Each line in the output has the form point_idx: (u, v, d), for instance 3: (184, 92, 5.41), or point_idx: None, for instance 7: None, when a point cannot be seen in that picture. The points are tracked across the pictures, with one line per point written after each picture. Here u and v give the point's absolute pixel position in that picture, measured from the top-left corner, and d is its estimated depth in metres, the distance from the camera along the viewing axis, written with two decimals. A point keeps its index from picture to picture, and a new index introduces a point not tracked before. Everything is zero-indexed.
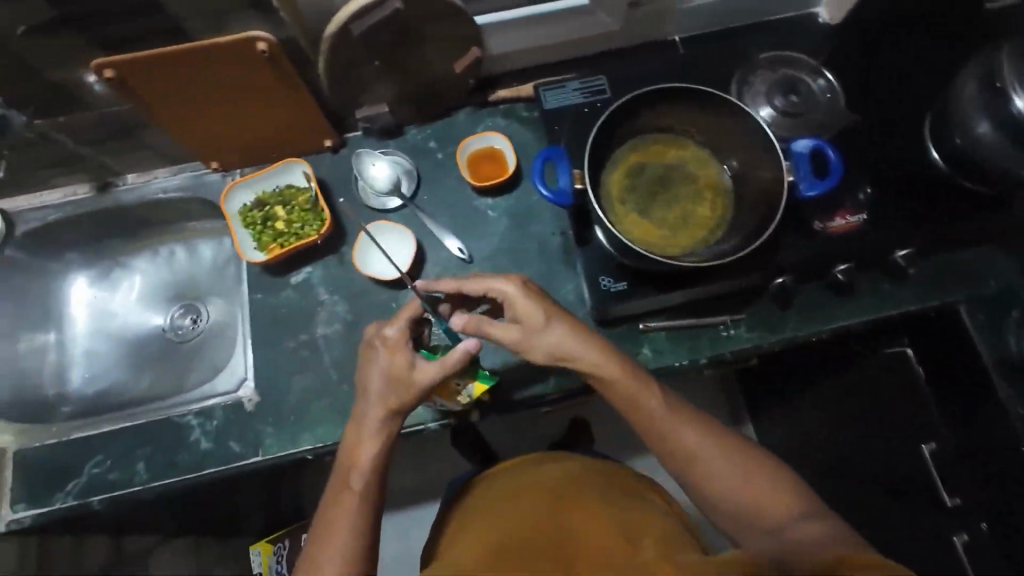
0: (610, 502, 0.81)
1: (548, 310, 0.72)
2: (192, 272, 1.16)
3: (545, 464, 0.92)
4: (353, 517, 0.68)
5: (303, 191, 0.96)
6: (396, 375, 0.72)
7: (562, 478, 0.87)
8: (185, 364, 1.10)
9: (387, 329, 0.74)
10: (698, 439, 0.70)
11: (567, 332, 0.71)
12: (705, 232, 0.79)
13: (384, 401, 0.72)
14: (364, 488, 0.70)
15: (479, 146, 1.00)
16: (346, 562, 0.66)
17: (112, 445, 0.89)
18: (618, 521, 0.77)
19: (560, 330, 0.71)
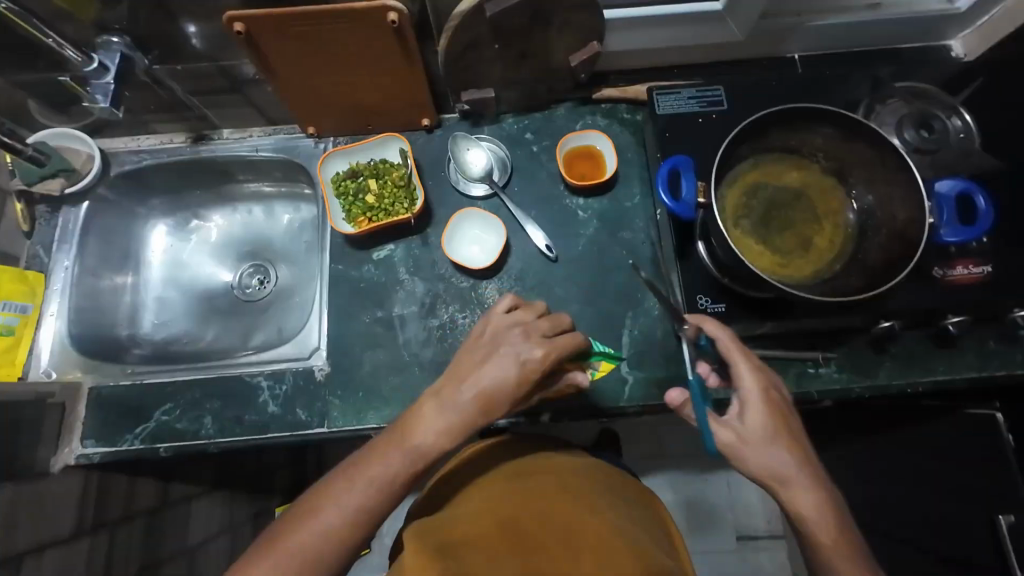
0: (616, 506, 0.80)
1: (783, 428, 0.62)
2: (267, 233, 1.16)
3: (558, 455, 0.91)
4: (378, 485, 0.58)
5: (398, 166, 0.94)
6: (519, 366, 0.60)
7: (572, 471, 0.86)
8: (251, 323, 1.11)
9: (533, 338, 0.62)
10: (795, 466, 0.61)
11: (790, 460, 0.62)
12: (822, 263, 0.75)
13: (482, 410, 0.59)
14: (411, 468, 0.59)
15: (577, 143, 0.97)
16: (350, 523, 0.57)
17: (182, 395, 0.89)
18: (622, 524, 0.75)
19: (785, 453, 0.62)
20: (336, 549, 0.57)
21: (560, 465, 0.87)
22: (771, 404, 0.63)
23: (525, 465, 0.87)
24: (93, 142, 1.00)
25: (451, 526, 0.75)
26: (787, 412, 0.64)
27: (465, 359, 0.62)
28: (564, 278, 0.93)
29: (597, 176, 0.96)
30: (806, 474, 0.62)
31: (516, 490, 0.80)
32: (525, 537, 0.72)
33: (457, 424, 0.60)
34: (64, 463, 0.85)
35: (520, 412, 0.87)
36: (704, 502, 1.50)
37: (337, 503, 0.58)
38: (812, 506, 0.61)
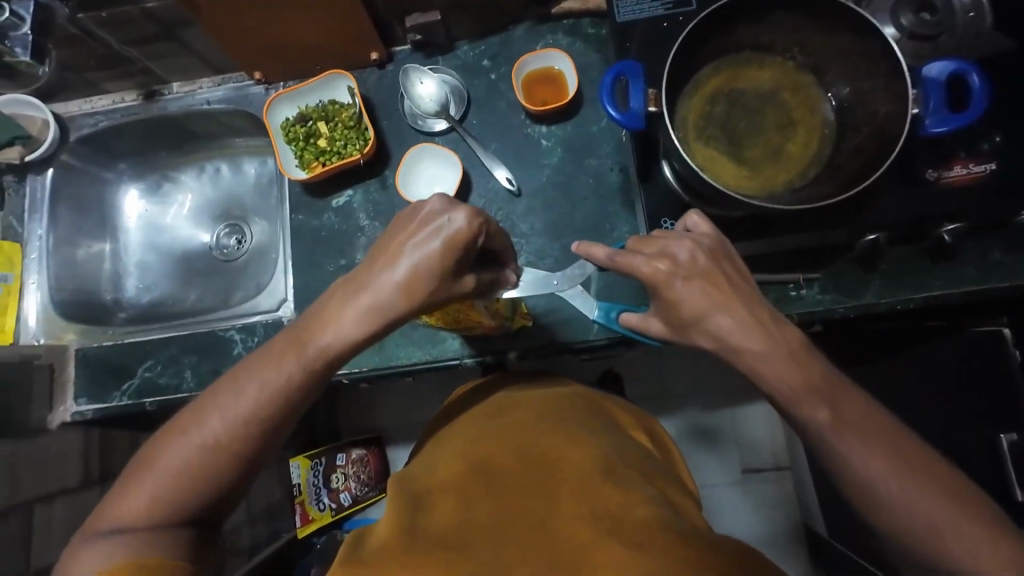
0: (589, 428, 0.77)
1: (728, 296, 0.56)
2: (237, 191, 1.15)
3: (533, 387, 0.90)
4: (263, 386, 0.56)
5: (346, 106, 0.89)
6: (454, 242, 0.52)
7: (545, 400, 0.84)
8: (231, 282, 1.12)
9: (456, 206, 0.53)
10: (733, 326, 0.56)
11: (750, 329, 0.56)
12: (794, 170, 0.68)
13: (404, 289, 0.54)
14: (301, 373, 0.56)
15: (536, 65, 0.90)
16: (226, 430, 0.55)
17: (161, 352, 0.92)
18: (596, 447, 0.72)
19: (742, 326, 0.56)
20: (215, 457, 0.55)
21: (529, 398, 0.86)
22: (691, 278, 0.57)
23: (494, 406, 0.85)
24: (46, 108, 0.98)
25: (428, 475, 0.72)
26: (719, 281, 0.57)
27: (392, 240, 0.55)
28: (528, 212, 0.89)
29: (559, 100, 0.90)
30: (790, 345, 0.56)
31: (484, 430, 0.78)
32: (498, 471, 0.68)
33: (367, 308, 0.55)
34: (61, 419, 0.90)
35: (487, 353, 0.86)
36: (705, 438, 1.50)
37: (209, 414, 0.56)
38: (794, 369, 0.55)
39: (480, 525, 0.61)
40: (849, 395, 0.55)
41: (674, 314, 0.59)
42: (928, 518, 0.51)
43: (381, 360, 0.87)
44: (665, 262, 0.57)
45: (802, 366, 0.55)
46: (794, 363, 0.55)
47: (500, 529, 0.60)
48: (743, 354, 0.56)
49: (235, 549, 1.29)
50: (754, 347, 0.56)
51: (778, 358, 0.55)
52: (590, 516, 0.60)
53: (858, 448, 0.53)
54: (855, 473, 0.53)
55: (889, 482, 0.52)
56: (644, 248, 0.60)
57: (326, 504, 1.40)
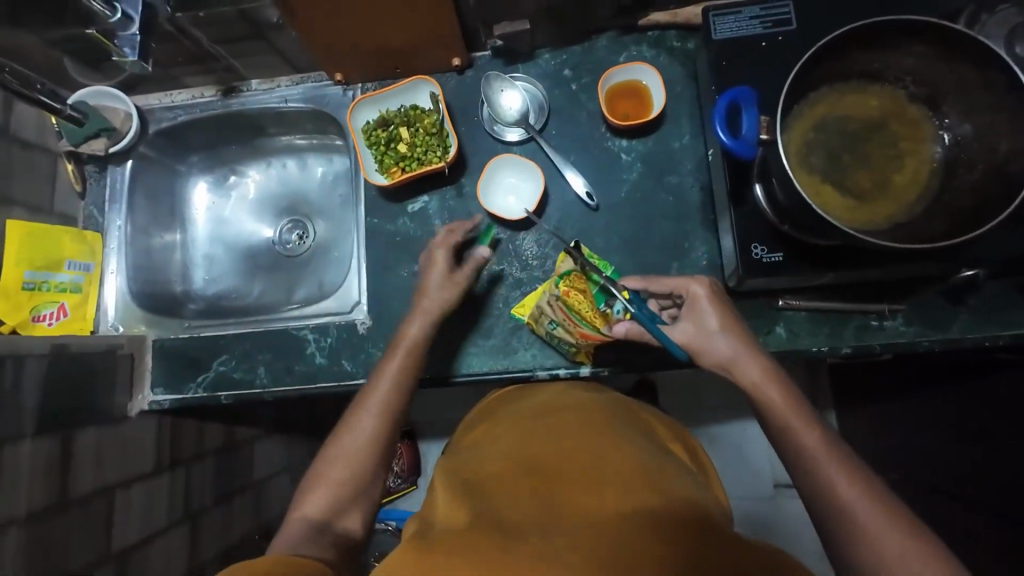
0: (632, 437, 0.73)
1: (734, 326, 0.66)
2: (303, 187, 1.16)
3: (582, 391, 0.84)
4: (393, 376, 0.75)
5: (429, 112, 0.89)
6: None
7: (597, 404, 0.79)
8: (295, 277, 1.13)
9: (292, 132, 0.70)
10: (732, 350, 0.65)
11: (755, 356, 0.64)
12: (898, 202, 0.66)
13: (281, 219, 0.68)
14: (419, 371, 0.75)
15: (621, 78, 0.89)
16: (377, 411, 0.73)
17: (237, 347, 0.94)
18: (645, 461, 0.67)
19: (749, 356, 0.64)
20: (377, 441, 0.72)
21: (575, 402, 0.79)
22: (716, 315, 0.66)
23: (536, 406, 0.80)
24: (129, 101, 1.00)
25: (476, 467, 0.70)
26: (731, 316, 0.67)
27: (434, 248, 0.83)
28: (607, 227, 0.88)
29: (642, 115, 0.89)
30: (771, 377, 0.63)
31: (533, 425, 0.74)
32: (550, 468, 0.65)
33: (428, 308, 0.78)
34: (140, 408, 0.93)
35: (560, 364, 0.87)
36: (743, 451, 1.49)
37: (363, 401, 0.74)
38: (773, 386, 0.63)
39: (536, 525, 0.58)
40: (816, 432, 0.59)
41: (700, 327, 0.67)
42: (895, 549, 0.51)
43: (452, 367, 0.88)
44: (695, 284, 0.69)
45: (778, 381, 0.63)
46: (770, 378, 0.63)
47: (552, 529, 0.57)
48: (748, 372, 0.64)
49: None
50: (757, 374, 0.64)
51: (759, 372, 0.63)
52: (645, 532, 0.57)
53: (833, 475, 0.56)
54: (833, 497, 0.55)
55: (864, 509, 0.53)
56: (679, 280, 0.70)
57: None
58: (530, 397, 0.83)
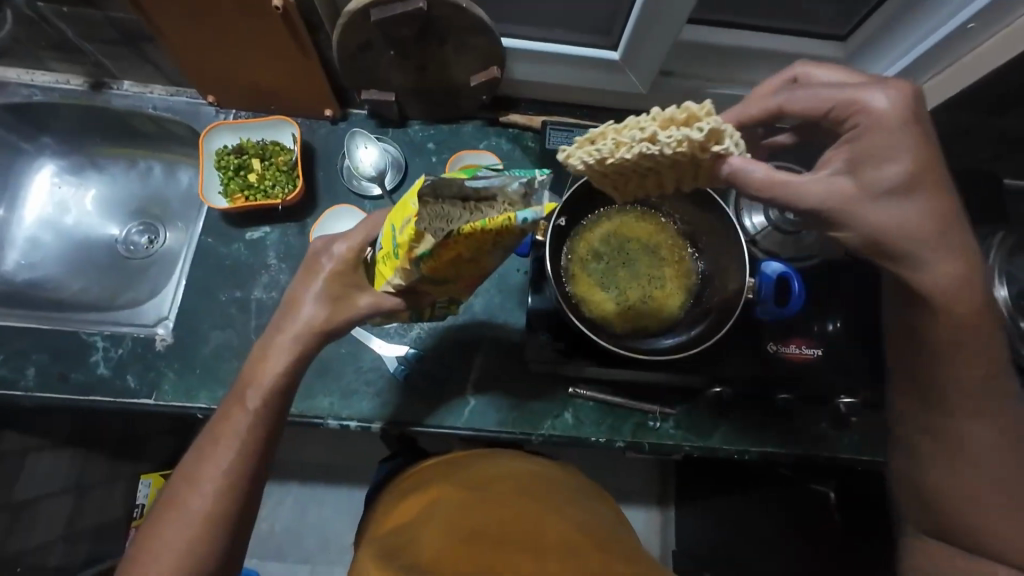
0: (570, 501, 0.77)
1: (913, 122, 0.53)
2: (165, 192, 1.14)
3: (515, 457, 0.84)
4: (240, 439, 0.63)
5: (284, 151, 0.93)
6: None
7: (527, 477, 0.79)
8: (126, 280, 1.08)
9: None
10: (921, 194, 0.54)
11: (911, 154, 0.53)
12: (685, 275, 0.80)
13: None
14: (258, 407, 0.64)
15: (472, 161, 0.98)
16: (233, 473, 0.62)
17: (11, 343, 0.86)
18: (574, 522, 0.72)
19: (920, 182, 0.53)
20: (230, 503, 0.61)
21: (505, 471, 0.80)
22: (893, 109, 0.53)
23: (470, 469, 0.80)
24: None
25: (405, 548, 0.69)
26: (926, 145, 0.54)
27: (314, 253, 0.69)
28: None
29: None
30: (924, 159, 0.52)
31: (456, 493, 0.76)
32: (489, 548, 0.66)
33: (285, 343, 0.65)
34: None
35: (352, 418, 0.85)
36: None
37: (204, 471, 0.62)
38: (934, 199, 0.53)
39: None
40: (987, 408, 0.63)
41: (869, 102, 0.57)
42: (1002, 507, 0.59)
43: None
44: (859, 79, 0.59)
45: (970, 269, 0.55)
46: (956, 253, 0.55)
47: None
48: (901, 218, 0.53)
49: (38, 568, 1.16)
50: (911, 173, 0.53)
51: (959, 255, 0.55)
52: None
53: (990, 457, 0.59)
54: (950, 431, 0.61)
55: (994, 462, 0.59)
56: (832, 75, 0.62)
57: None
58: (463, 457, 0.83)
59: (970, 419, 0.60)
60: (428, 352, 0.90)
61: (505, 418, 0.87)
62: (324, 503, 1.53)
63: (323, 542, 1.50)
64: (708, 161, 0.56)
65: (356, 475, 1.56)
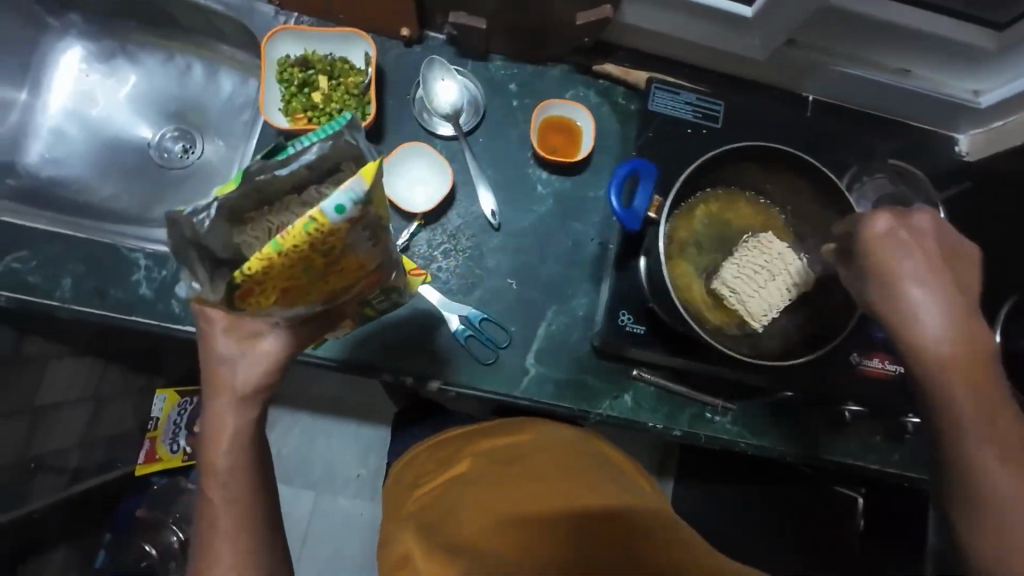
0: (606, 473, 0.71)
1: (944, 270, 0.54)
2: (204, 98, 1.03)
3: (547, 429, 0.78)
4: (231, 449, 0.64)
5: (355, 72, 0.82)
6: None
7: (557, 447, 0.74)
8: (160, 191, 1.00)
9: None
10: (943, 327, 0.53)
11: (949, 316, 0.53)
12: (755, 318, 0.70)
13: None
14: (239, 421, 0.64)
15: (559, 112, 0.89)
16: (241, 496, 0.63)
17: (42, 248, 0.78)
18: (610, 489, 0.66)
19: (931, 317, 0.53)
20: (257, 532, 0.63)
21: (533, 443, 0.74)
22: (926, 256, 0.54)
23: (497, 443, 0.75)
24: None
25: (436, 524, 0.64)
26: (944, 263, 0.54)
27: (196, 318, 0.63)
28: (499, 251, 0.87)
29: (567, 153, 0.89)
30: (959, 307, 0.54)
31: (486, 466, 0.71)
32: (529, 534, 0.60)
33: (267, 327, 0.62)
34: None
35: (408, 372, 0.82)
36: None
37: (213, 502, 0.62)
38: (946, 319, 0.53)
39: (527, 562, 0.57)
40: None
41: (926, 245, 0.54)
42: None
43: None
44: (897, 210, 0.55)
45: (995, 403, 0.52)
46: (964, 341, 0.53)
47: None
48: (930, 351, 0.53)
49: (56, 469, 1.15)
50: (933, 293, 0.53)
51: (960, 378, 0.52)
52: None
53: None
54: (973, 484, 0.52)
55: None
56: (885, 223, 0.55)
57: (178, 446, 1.34)
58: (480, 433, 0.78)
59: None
60: (491, 316, 0.85)
61: (563, 392, 0.84)
62: (337, 435, 1.54)
63: (329, 469, 1.52)
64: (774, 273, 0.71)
65: (371, 414, 1.55)
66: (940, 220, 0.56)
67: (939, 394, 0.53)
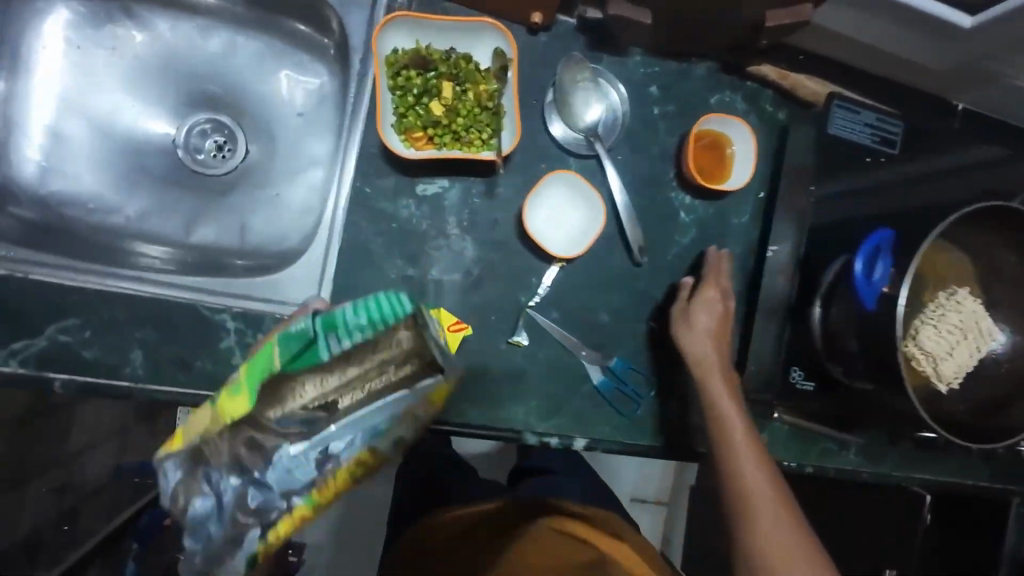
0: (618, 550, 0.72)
1: (723, 329, 0.71)
2: (244, 83, 0.81)
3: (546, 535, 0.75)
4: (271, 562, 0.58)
5: (487, 77, 0.65)
6: None
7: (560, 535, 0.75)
8: (200, 205, 0.80)
9: None
10: (738, 415, 0.66)
11: (719, 357, 0.69)
12: (942, 378, 0.66)
13: None
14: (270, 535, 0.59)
15: (712, 126, 0.76)
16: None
17: (95, 313, 0.61)
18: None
19: (729, 416, 0.66)
20: None
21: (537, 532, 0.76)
22: (706, 280, 0.73)
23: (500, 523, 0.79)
24: None
25: None
26: (730, 382, 0.69)
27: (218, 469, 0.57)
28: (643, 292, 0.77)
29: (719, 170, 0.77)
30: (747, 441, 0.65)
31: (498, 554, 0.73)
32: None
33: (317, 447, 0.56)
34: None
35: (554, 433, 0.74)
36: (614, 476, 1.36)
37: None
38: (761, 467, 0.64)
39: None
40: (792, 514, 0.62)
41: (687, 315, 0.71)
42: (787, 542, 0.60)
43: None
44: (716, 287, 0.73)
45: (786, 502, 0.63)
46: (761, 466, 0.64)
47: None
48: (728, 433, 0.66)
49: None
50: (757, 464, 0.65)
51: (778, 503, 0.62)
52: None
53: (782, 527, 0.61)
54: (749, 538, 0.62)
55: (785, 530, 0.61)
56: (700, 315, 0.71)
57: None
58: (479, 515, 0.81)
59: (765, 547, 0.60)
60: (636, 364, 0.77)
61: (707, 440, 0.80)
62: None
63: None
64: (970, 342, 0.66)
65: None
66: (724, 258, 0.75)
67: (744, 490, 0.63)
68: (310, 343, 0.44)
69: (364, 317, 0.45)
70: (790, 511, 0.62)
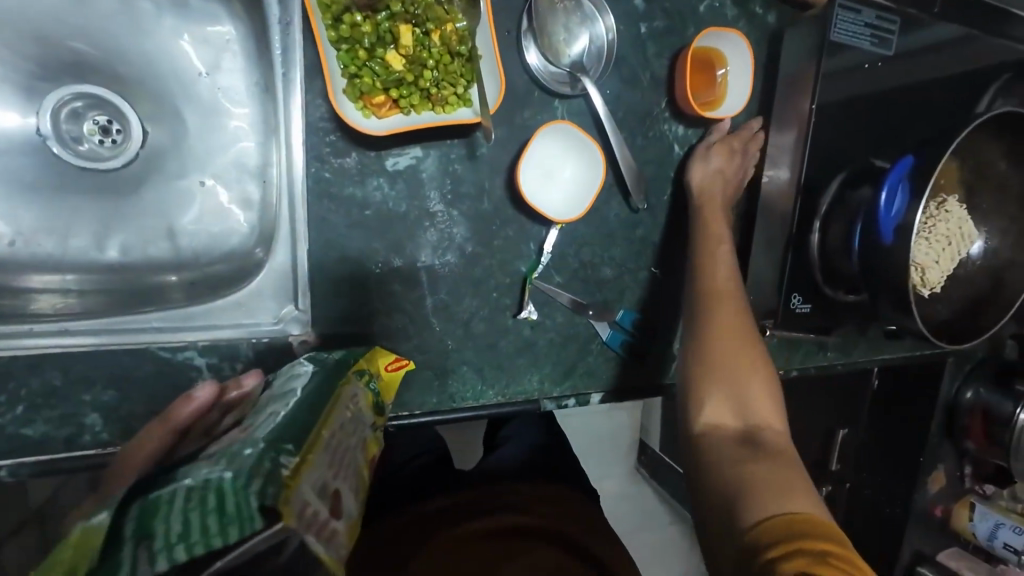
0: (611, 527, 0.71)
1: (728, 175, 0.69)
2: (115, 41, 0.61)
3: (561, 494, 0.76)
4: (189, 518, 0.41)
5: (452, 12, 0.52)
6: None
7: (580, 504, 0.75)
8: (98, 213, 0.63)
9: None
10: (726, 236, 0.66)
11: (720, 179, 0.69)
12: (927, 285, 0.68)
13: None
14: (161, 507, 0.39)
15: (708, 43, 0.67)
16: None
17: (21, 380, 0.50)
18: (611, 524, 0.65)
19: (716, 240, 0.66)
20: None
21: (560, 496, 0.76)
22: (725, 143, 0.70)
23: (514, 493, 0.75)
24: None
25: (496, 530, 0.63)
26: (716, 208, 0.68)
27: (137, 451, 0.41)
28: (644, 239, 0.72)
29: (714, 94, 0.70)
30: (730, 267, 0.64)
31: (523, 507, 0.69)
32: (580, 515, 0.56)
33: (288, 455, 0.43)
34: None
35: (570, 395, 0.71)
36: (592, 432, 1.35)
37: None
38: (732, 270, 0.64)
39: None
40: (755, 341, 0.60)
41: (716, 153, 0.68)
42: (750, 362, 0.57)
43: (440, 401, 0.66)
44: (737, 138, 0.70)
45: (750, 330, 0.60)
46: (737, 290, 0.62)
47: None
48: (713, 256, 0.64)
49: None
50: (737, 284, 0.63)
51: (742, 319, 0.60)
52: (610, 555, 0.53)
53: (747, 343, 0.59)
54: (715, 342, 0.58)
55: (746, 349, 0.58)
56: (712, 154, 0.68)
57: None
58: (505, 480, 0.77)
59: (729, 352, 0.57)
60: (642, 312, 0.73)
61: None
62: None
63: None
64: (953, 253, 0.68)
65: None
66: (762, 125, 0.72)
67: (715, 302, 0.61)
68: (106, 563, 0.28)
69: (207, 511, 0.30)
70: (768, 379, 0.57)
